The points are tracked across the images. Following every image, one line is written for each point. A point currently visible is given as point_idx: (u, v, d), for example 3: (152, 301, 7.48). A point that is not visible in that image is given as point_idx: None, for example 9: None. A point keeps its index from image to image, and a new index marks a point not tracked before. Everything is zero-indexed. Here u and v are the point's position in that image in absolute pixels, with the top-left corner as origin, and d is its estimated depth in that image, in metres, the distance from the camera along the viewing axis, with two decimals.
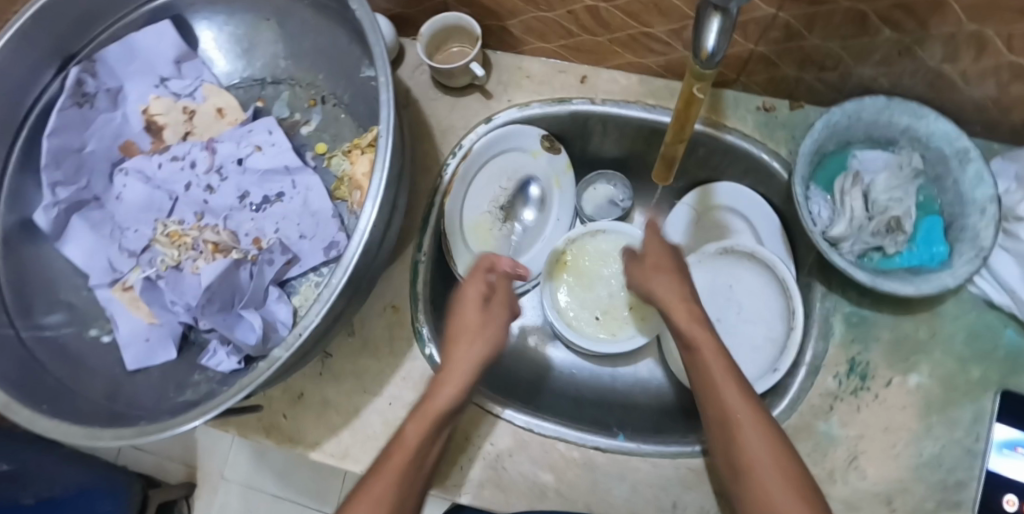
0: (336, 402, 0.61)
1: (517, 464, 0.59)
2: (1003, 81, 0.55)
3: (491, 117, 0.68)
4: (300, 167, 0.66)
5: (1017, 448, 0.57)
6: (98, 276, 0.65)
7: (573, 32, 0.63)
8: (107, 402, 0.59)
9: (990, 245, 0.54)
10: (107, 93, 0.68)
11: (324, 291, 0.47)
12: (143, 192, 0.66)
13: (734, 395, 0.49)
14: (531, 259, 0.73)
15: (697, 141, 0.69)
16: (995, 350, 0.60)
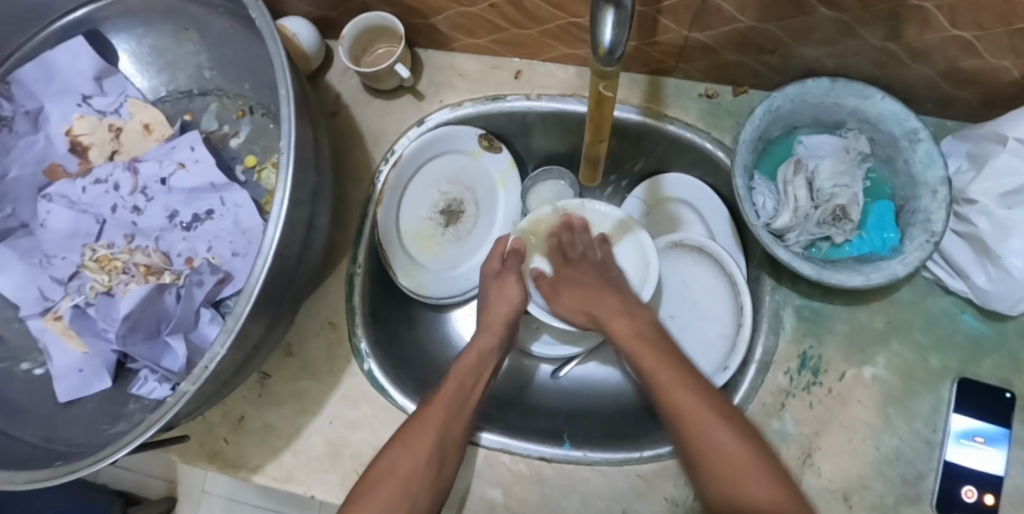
0: (277, 426, 0.59)
1: (462, 480, 0.58)
2: (949, 56, 0.52)
3: (425, 119, 0.66)
4: (227, 183, 0.64)
5: (976, 438, 0.55)
6: (29, 306, 0.63)
7: (500, 25, 0.59)
8: (40, 439, 0.57)
9: (941, 230, 0.52)
10: (26, 116, 0.66)
11: (229, 321, 0.45)
12: (69, 218, 0.64)
13: (662, 371, 0.53)
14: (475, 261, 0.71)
15: (639, 133, 0.67)
16: (951, 335, 0.58)
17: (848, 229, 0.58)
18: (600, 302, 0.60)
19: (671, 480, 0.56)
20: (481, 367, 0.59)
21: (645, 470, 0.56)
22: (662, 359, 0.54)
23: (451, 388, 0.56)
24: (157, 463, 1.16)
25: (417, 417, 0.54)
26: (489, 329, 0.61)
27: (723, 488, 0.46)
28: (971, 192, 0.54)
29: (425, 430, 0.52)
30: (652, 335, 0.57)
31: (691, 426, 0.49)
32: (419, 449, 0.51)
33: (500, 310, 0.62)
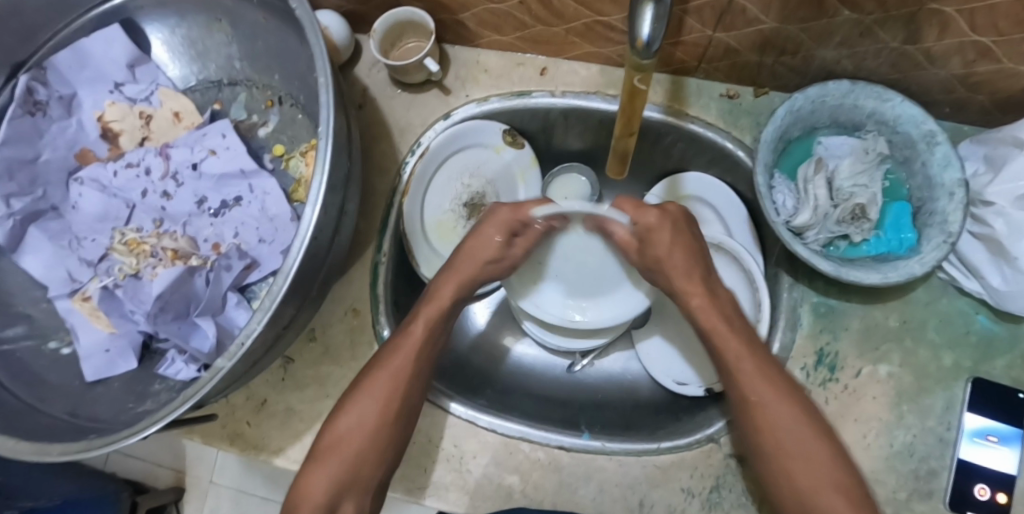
0: (300, 409, 0.61)
1: (481, 466, 0.58)
2: (968, 60, 0.53)
3: (450, 113, 0.68)
4: (256, 170, 0.65)
5: (989, 436, 0.56)
6: (57, 286, 0.64)
7: (528, 23, 0.61)
8: (68, 415, 0.58)
9: (958, 230, 0.53)
10: (59, 101, 0.67)
11: (266, 299, 0.46)
12: (100, 201, 0.65)
13: (755, 374, 0.50)
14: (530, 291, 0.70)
15: (660, 132, 0.68)
16: (967, 336, 0.59)
17: (863, 231, 0.59)
18: (703, 308, 0.55)
19: (687, 472, 0.57)
20: (452, 306, 0.58)
21: (661, 461, 0.57)
22: (761, 368, 0.51)
23: (412, 336, 0.55)
24: (167, 451, 1.17)
25: (375, 367, 0.54)
26: (457, 273, 0.59)
27: (785, 491, 0.48)
28: (987, 193, 0.55)
29: (384, 385, 0.53)
30: (765, 366, 0.51)
31: (805, 469, 0.48)
32: (373, 405, 0.52)
33: (467, 265, 0.59)
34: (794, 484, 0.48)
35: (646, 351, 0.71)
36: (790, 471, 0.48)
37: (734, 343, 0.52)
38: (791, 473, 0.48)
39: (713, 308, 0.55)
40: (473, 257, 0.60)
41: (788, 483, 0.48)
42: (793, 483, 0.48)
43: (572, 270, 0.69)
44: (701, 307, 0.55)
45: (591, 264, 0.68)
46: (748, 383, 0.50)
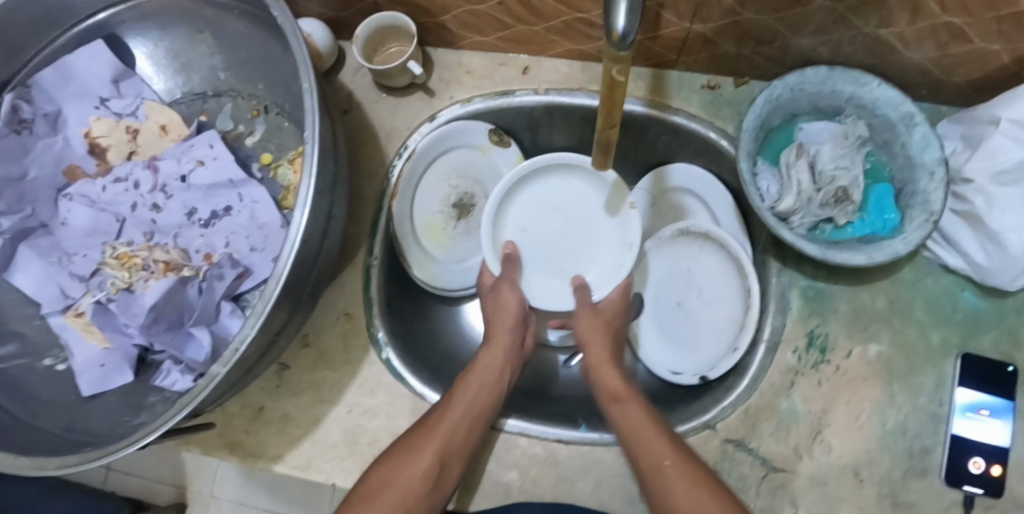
0: (296, 415, 0.61)
1: (480, 464, 0.59)
2: (941, 42, 0.54)
3: (435, 115, 0.68)
4: (245, 179, 0.65)
5: (980, 411, 0.56)
6: (50, 303, 0.64)
7: (508, 23, 0.62)
8: (64, 431, 0.58)
9: (940, 209, 0.54)
10: (45, 118, 0.67)
11: (258, 304, 0.46)
12: (89, 216, 0.65)
13: (653, 427, 0.54)
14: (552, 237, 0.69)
15: (644, 125, 0.69)
16: (954, 312, 0.60)
17: (848, 212, 0.60)
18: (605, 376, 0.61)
19: None
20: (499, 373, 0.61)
21: None
22: (656, 428, 0.54)
23: (470, 396, 0.57)
24: (166, 467, 1.16)
25: (431, 422, 0.55)
26: (503, 339, 0.62)
27: None
28: (966, 171, 0.56)
29: (439, 441, 0.53)
30: (657, 423, 0.54)
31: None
32: (427, 459, 0.52)
33: (507, 322, 0.63)
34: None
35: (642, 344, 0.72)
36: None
37: (634, 406, 0.56)
38: None
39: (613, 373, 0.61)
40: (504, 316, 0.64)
41: None
42: None
43: (563, 243, 0.70)
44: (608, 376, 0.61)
45: (572, 239, 0.70)
46: (648, 443, 0.52)
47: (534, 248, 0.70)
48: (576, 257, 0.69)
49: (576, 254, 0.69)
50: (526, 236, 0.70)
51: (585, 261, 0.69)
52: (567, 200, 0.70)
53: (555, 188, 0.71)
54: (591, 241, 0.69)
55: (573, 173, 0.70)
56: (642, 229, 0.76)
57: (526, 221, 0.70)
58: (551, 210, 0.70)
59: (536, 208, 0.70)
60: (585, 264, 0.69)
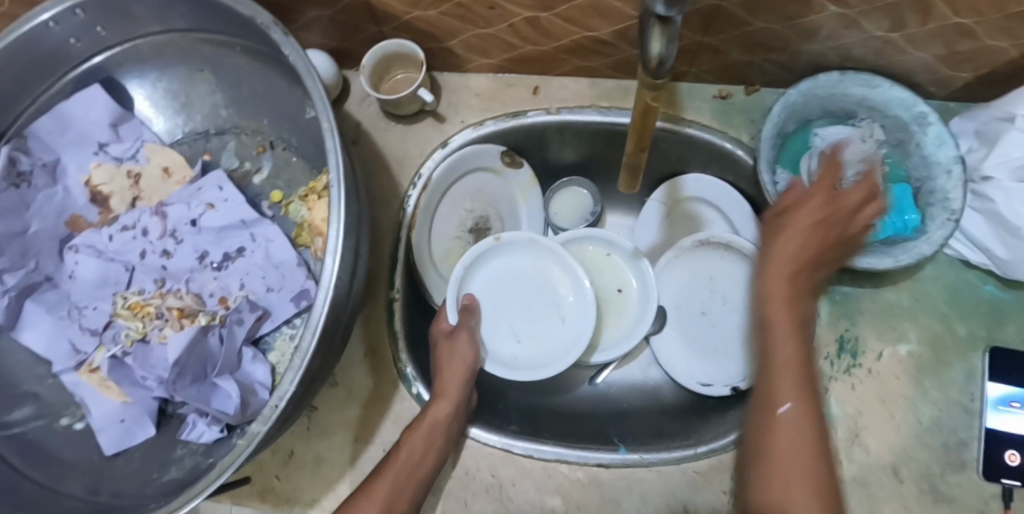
0: (330, 457, 0.60)
1: (522, 492, 0.58)
2: (950, 42, 0.55)
3: (447, 142, 0.67)
4: (257, 219, 0.64)
5: (1013, 403, 0.57)
6: (61, 361, 0.62)
7: (517, 44, 0.61)
8: (89, 496, 0.56)
9: (961, 207, 0.55)
10: (43, 169, 0.64)
11: (295, 357, 0.45)
12: (97, 267, 0.63)
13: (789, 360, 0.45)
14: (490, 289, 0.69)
15: (657, 138, 0.69)
16: (978, 305, 0.61)
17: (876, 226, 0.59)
18: (780, 339, 0.46)
19: (727, 473, 0.57)
20: (438, 432, 0.55)
21: (701, 465, 0.58)
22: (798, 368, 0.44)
23: (403, 455, 0.53)
24: None
25: (365, 487, 0.52)
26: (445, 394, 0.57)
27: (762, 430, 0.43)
28: (985, 168, 0.57)
29: (368, 498, 0.50)
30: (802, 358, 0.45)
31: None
32: None
33: (455, 375, 0.58)
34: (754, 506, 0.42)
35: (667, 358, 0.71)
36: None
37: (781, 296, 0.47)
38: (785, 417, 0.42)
39: (791, 340, 0.46)
40: (454, 361, 0.60)
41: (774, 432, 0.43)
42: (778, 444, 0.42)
43: (523, 298, 0.70)
44: (779, 313, 0.46)
45: (513, 297, 0.70)
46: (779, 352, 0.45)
47: (540, 324, 0.69)
48: (535, 287, 0.70)
49: (536, 286, 0.70)
50: (528, 340, 0.69)
51: (535, 279, 0.70)
52: (492, 283, 0.69)
53: (477, 283, 0.68)
54: (525, 273, 0.70)
55: (474, 269, 0.68)
56: (655, 241, 0.76)
57: (516, 332, 0.69)
58: (500, 307, 0.69)
59: (507, 329, 0.69)
60: (536, 269, 0.70)
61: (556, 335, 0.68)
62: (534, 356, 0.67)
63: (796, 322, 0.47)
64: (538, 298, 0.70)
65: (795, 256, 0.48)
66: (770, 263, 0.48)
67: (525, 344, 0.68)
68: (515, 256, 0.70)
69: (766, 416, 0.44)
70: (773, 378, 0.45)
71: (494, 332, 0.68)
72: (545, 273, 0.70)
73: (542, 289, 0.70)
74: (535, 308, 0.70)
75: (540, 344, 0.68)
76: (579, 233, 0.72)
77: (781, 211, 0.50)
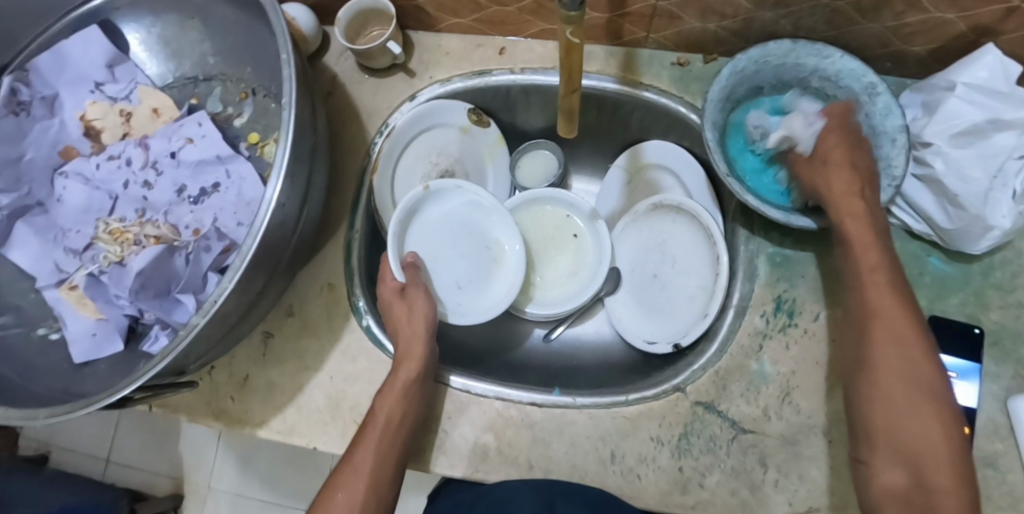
0: (281, 381, 0.63)
1: (457, 427, 0.61)
2: (896, 11, 0.56)
3: (416, 95, 0.71)
4: (232, 155, 0.68)
5: (947, 373, 0.58)
6: (44, 277, 0.67)
7: (482, 3, 0.64)
8: (55, 399, 0.60)
9: (902, 176, 0.57)
10: (42, 101, 0.70)
11: (235, 259, 0.49)
12: (83, 193, 0.68)
13: (896, 312, 0.49)
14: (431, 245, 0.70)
15: (618, 102, 0.71)
16: (920, 276, 0.61)
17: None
18: (881, 300, 0.50)
19: (656, 420, 0.59)
20: (409, 393, 0.57)
21: (630, 411, 0.60)
22: (906, 327, 0.49)
23: (376, 428, 0.55)
24: (165, 459, 1.24)
25: (348, 461, 0.55)
26: (410, 355, 0.58)
27: (867, 386, 0.49)
28: (925, 135, 0.57)
29: (353, 473, 0.54)
30: (914, 317, 0.49)
31: (910, 437, 0.46)
32: (354, 494, 0.53)
33: (414, 333, 0.60)
34: (869, 459, 0.48)
35: (618, 316, 0.73)
36: (920, 464, 0.45)
37: (870, 260, 0.52)
38: (887, 379, 0.48)
39: (888, 296, 0.50)
40: (412, 318, 0.61)
41: (879, 393, 0.48)
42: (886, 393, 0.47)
43: (462, 249, 0.71)
44: (866, 250, 0.52)
45: (452, 253, 0.70)
46: (883, 310, 0.50)
47: (478, 273, 0.70)
48: (474, 237, 0.71)
49: (473, 242, 0.71)
50: (470, 293, 0.69)
51: (473, 236, 0.71)
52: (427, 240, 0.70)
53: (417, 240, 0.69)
54: (464, 225, 0.71)
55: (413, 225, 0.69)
56: (616, 206, 0.78)
57: (461, 286, 0.69)
58: (438, 263, 0.69)
59: (446, 281, 0.69)
60: (473, 226, 0.71)
61: (494, 287, 0.70)
62: (480, 306, 0.68)
63: (895, 283, 0.51)
64: (474, 253, 0.71)
65: (853, 191, 0.54)
66: (836, 201, 0.54)
67: (466, 293, 0.69)
68: (454, 213, 0.71)
69: (869, 357, 0.49)
70: (871, 333, 0.50)
71: (435, 284, 0.68)
72: (481, 232, 0.71)
73: (484, 245, 0.71)
74: (472, 263, 0.70)
75: (481, 293, 0.69)
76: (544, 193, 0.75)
77: (822, 162, 0.57)
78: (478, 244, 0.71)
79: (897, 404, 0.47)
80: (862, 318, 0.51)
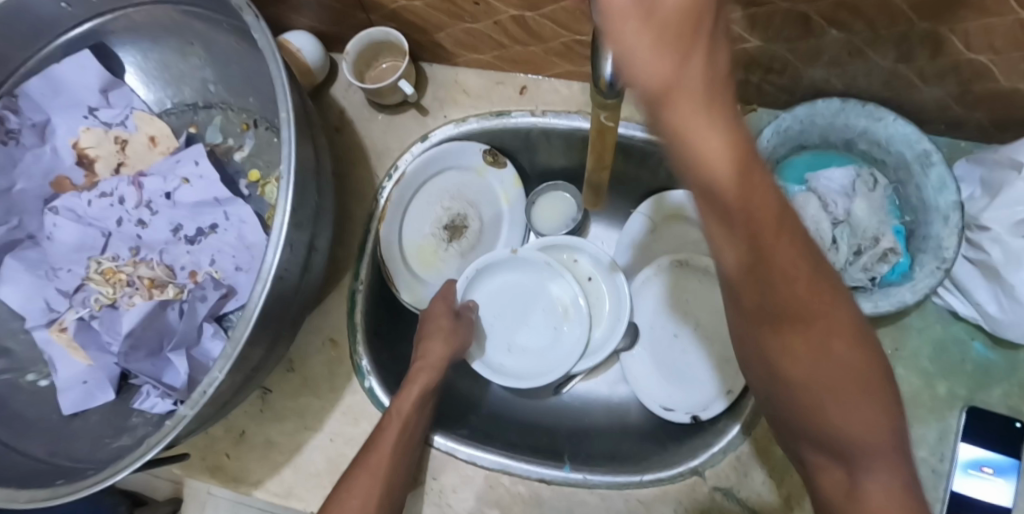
0: (278, 442, 0.60)
1: (461, 500, 0.58)
2: (963, 79, 0.50)
3: (428, 135, 0.66)
4: (230, 197, 0.63)
5: (984, 468, 0.53)
6: (35, 317, 0.63)
7: (504, 42, 0.59)
8: (44, 456, 0.58)
9: (953, 257, 0.50)
10: (33, 129, 0.66)
11: (227, 346, 0.45)
12: (75, 230, 0.65)
13: (794, 281, 0.30)
14: (489, 294, 0.70)
15: (646, 152, 0.66)
16: (962, 363, 0.57)
17: (882, 269, 0.56)
18: (796, 299, 0.30)
19: (670, 504, 0.56)
20: (425, 403, 0.58)
21: (644, 494, 0.56)
22: (825, 304, 0.31)
23: (393, 434, 0.54)
24: None
25: (361, 463, 0.53)
26: (427, 367, 0.59)
27: (772, 371, 0.35)
28: (983, 218, 0.53)
29: (369, 472, 0.52)
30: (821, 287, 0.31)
31: (849, 441, 0.34)
32: (369, 492, 0.51)
33: (438, 347, 0.61)
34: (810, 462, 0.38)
35: (635, 378, 0.68)
36: (850, 458, 0.34)
37: (771, 212, 0.26)
38: (816, 380, 0.33)
39: (794, 266, 0.29)
40: (436, 330, 0.62)
41: (809, 408, 0.34)
42: (817, 411, 0.34)
43: (523, 309, 0.71)
44: (776, 272, 0.29)
45: (513, 311, 0.71)
46: (778, 283, 0.29)
47: (537, 337, 0.70)
48: (535, 298, 0.71)
49: (535, 301, 0.71)
50: (525, 355, 0.69)
51: (536, 295, 0.71)
52: (491, 286, 0.71)
53: (481, 285, 0.70)
54: (528, 288, 0.71)
55: (478, 281, 0.70)
56: (638, 256, 0.73)
57: (517, 345, 0.70)
58: (498, 314, 0.71)
59: (500, 339, 0.70)
60: (538, 285, 0.71)
61: (549, 355, 0.69)
62: (531, 370, 0.68)
63: (795, 227, 0.28)
64: (535, 313, 0.71)
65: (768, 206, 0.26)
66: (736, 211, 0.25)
67: (514, 356, 0.70)
68: (520, 269, 0.71)
69: (786, 386, 0.34)
70: (789, 335, 0.32)
71: (489, 335, 0.70)
72: (547, 293, 0.71)
73: (546, 306, 0.71)
74: (533, 323, 0.70)
75: (530, 357, 0.69)
76: (561, 240, 0.70)
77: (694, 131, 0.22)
78: (541, 304, 0.71)
79: (819, 399, 0.33)
80: (775, 319, 0.31)
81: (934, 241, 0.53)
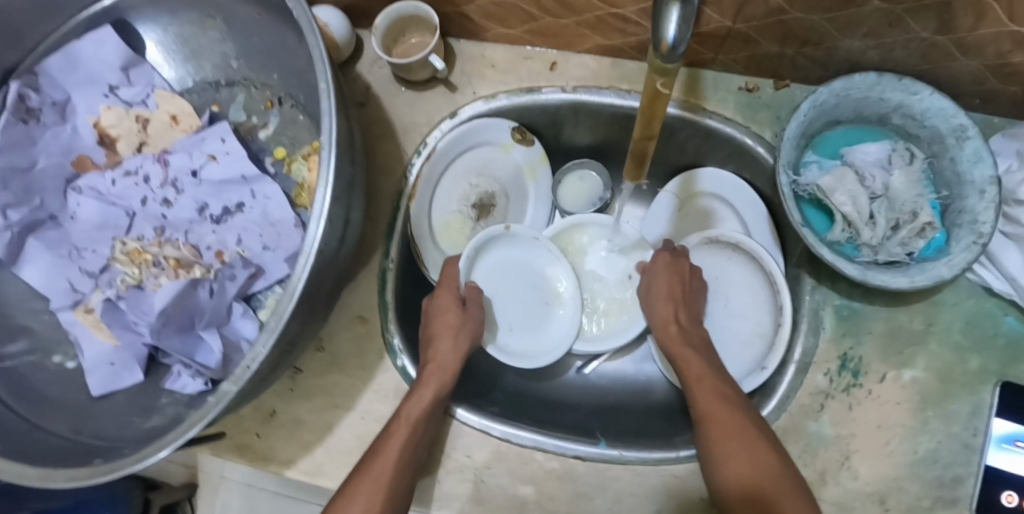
0: (308, 420, 0.60)
1: (494, 477, 0.58)
2: (1001, 50, 0.50)
3: (457, 112, 0.66)
4: (258, 175, 0.63)
5: (1017, 442, 0.53)
6: (59, 298, 0.63)
7: (536, 15, 0.58)
8: (72, 436, 0.57)
9: (991, 230, 0.51)
10: (53, 107, 0.65)
11: (272, 320, 0.45)
12: (97, 210, 0.64)
13: None
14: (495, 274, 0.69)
15: (673, 128, 0.66)
16: (994, 338, 0.56)
17: (919, 244, 0.56)
18: None
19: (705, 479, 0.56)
20: (435, 407, 0.55)
21: (680, 470, 0.56)
22: None
23: (400, 437, 0.51)
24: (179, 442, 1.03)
25: (364, 468, 0.49)
26: (437, 367, 0.56)
27: None
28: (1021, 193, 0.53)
29: (373, 475, 0.48)
30: None
31: None
32: (373, 495, 0.47)
33: (448, 342, 0.59)
34: None
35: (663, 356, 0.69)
36: None
37: None
38: None
39: None
40: (446, 326, 0.60)
41: None
42: None
43: (518, 288, 0.70)
44: None
45: (510, 290, 0.69)
46: None
47: (532, 315, 0.69)
48: (530, 277, 0.70)
49: (529, 279, 0.70)
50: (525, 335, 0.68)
51: (531, 273, 0.70)
52: (492, 266, 0.69)
53: (484, 264, 0.68)
54: (525, 267, 0.70)
55: (480, 258, 0.68)
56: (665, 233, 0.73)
57: (515, 325, 0.68)
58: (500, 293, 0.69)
59: (501, 318, 0.68)
60: (534, 263, 0.70)
61: (545, 332, 0.69)
62: (532, 348, 0.68)
63: None
64: (529, 291, 0.70)
65: None
66: None
67: (517, 336, 0.68)
68: (516, 248, 0.70)
69: None
70: None
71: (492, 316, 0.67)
72: (540, 271, 0.70)
73: (539, 284, 0.70)
74: (528, 301, 0.70)
75: (530, 336, 0.68)
76: (585, 218, 0.71)
77: None
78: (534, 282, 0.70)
79: None
80: None
81: (968, 216, 0.53)
